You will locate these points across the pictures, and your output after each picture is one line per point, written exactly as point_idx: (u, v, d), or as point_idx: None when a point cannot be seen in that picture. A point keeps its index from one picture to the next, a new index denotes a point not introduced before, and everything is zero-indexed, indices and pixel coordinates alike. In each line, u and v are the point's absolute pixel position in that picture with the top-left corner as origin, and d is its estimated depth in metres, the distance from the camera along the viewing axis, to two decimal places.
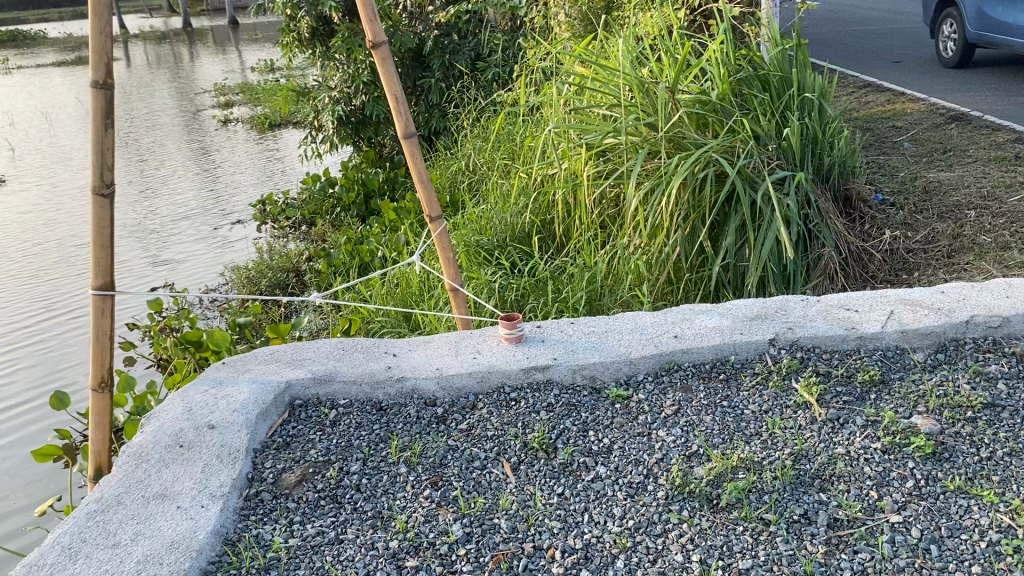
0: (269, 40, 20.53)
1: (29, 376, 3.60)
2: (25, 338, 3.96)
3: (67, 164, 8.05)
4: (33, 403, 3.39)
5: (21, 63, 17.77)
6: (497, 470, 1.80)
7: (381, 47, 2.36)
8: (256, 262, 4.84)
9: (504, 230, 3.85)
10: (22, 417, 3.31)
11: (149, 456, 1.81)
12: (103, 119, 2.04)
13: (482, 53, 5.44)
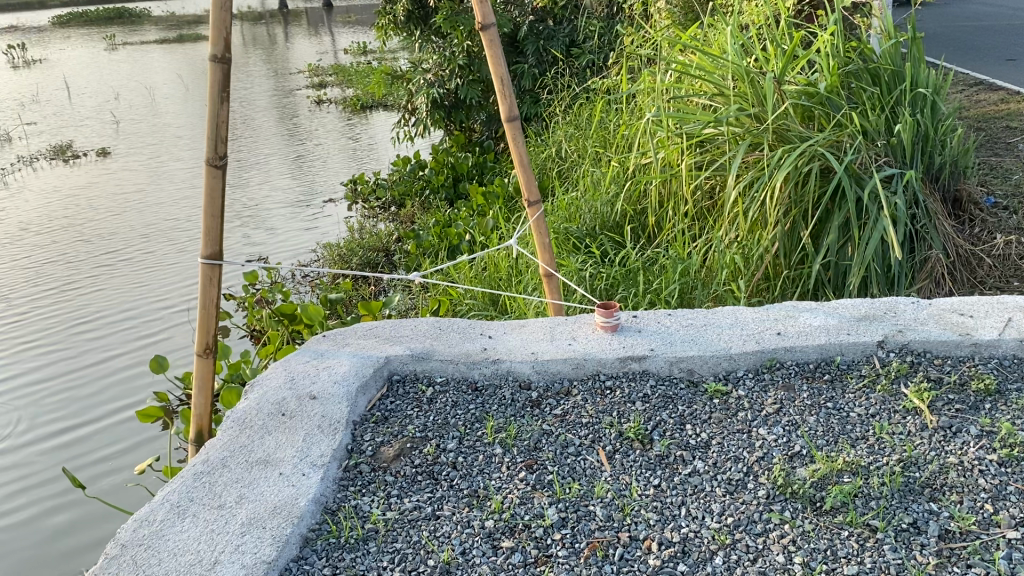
0: (364, 22, 20.86)
1: (133, 351, 3.76)
2: (132, 315, 4.14)
3: (168, 141, 8.36)
4: (136, 374, 3.55)
5: (127, 40, 18.50)
6: (592, 458, 1.79)
7: (490, 29, 2.35)
8: (348, 239, 4.94)
9: (594, 220, 3.81)
10: (126, 385, 3.47)
11: (253, 423, 1.86)
12: (219, 91, 2.08)
13: (577, 40, 5.39)
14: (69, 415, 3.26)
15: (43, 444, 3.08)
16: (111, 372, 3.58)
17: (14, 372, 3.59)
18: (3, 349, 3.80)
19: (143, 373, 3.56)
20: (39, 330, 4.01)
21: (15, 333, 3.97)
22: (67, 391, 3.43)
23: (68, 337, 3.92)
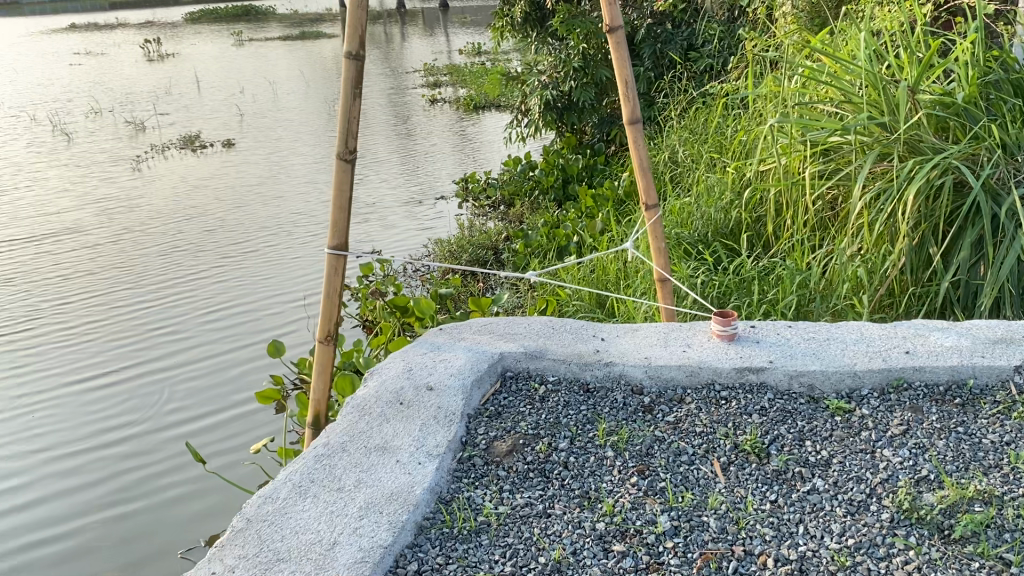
0: (479, 23, 21.13)
1: (253, 341, 3.92)
2: (253, 306, 4.32)
3: (289, 135, 8.68)
4: (255, 362, 3.70)
5: (253, 37, 19.32)
6: (706, 468, 1.76)
7: (617, 31, 2.34)
8: (458, 236, 5.02)
9: (708, 225, 3.74)
10: (245, 372, 3.62)
11: (371, 410, 1.91)
12: (353, 88, 2.15)
13: (696, 44, 5.32)
14: (192, 400, 3.42)
15: (168, 426, 3.24)
16: (232, 360, 3.74)
17: (144, 355, 3.80)
18: (137, 334, 4.03)
19: (262, 364, 3.71)
20: (168, 316, 4.23)
21: (147, 319, 4.20)
22: (191, 377, 3.60)
23: (194, 324, 4.12)
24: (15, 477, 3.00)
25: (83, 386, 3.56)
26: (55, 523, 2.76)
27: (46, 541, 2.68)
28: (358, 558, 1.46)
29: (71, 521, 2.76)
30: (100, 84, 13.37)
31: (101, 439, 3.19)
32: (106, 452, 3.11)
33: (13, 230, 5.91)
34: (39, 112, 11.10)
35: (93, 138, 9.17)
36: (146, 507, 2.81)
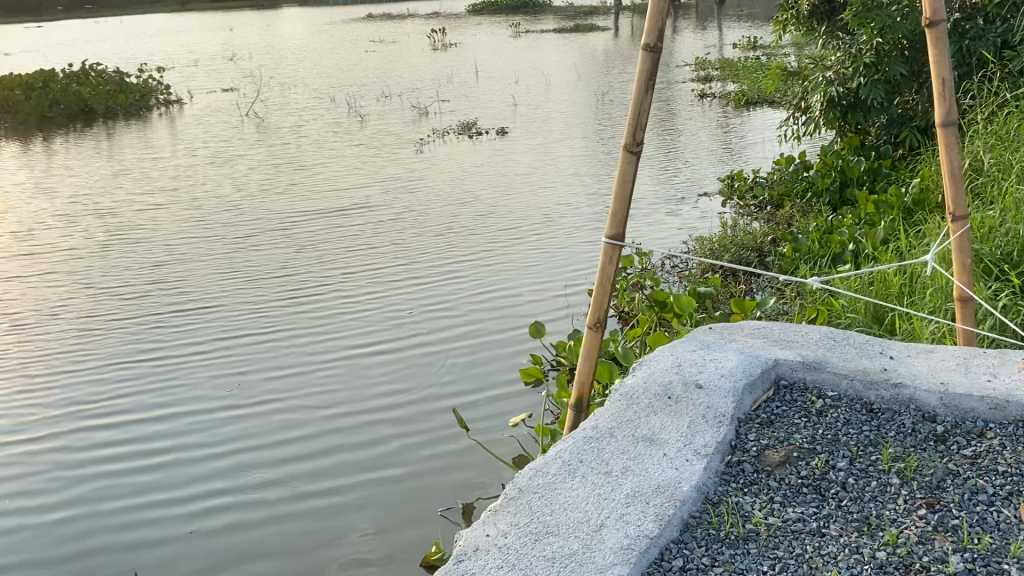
0: (756, 17, 20.43)
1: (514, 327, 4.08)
2: (515, 293, 4.50)
3: (558, 125, 8.92)
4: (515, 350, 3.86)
5: (529, 28, 20.05)
6: (1008, 512, 1.59)
7: (939, 25, 2.16)
8: (722, 235, 4.90)
9: (1014, 245, 3.36)
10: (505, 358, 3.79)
11: (640, 400, 1.92)
12: (647, 81, 2.16)
13: (1012, 40, 4.80)
14: (457, 378, 3.65)
15: (435, 399, 3.48)
16: (494, 344, 3.93)
17: (416, 331, 4.09)
18: (411, 310, 4.35)
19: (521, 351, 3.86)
20: (440, 294, 4.53)
21: (421, 296, 4.51)
22: (457, 355, 3.84)
23: (462, 305, 4.38)
24: (302, 425, 3.36)
25: (367, 350, 3.93)
26: (331, 472, 3.04)
27: (326, 484, 2.99)
28: (623, 546, 1.47)
29: (347, 473, 3.03)
30: (390, 71, 14.51)
31: (379, 401, 3.49)
32: (379, 413, 3.41)
33: (314, 203, 6.61)
34: (340, 94, 12.26)
35: (384, 120, 9.98)
36: (412, 468, 3.05)
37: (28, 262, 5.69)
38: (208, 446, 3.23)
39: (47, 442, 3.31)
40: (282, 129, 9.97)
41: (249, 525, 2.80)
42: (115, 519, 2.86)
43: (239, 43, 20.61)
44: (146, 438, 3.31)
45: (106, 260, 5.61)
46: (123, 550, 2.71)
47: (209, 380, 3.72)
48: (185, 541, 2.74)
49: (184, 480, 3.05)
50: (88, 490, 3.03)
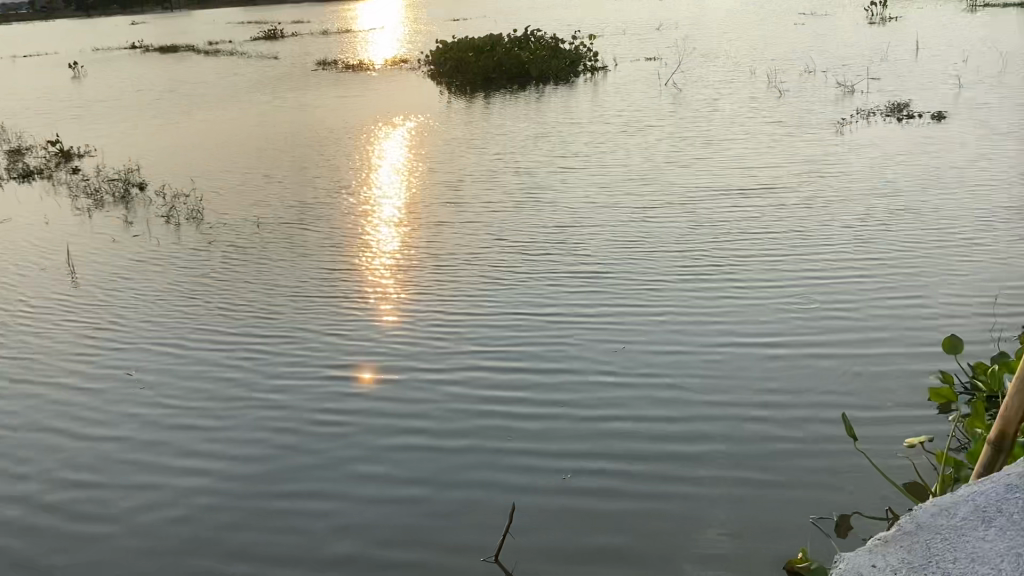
0: None
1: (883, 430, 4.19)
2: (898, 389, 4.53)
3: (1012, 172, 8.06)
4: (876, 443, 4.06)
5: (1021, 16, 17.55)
6: None
7: None
8: None
9: None
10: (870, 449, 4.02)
11: (983, 508, 2.29)
12: None
13: None
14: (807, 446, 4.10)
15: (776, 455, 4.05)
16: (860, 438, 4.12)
17: (781, 406, 4.48)
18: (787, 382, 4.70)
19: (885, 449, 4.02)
20: (821, 371, 4.79)
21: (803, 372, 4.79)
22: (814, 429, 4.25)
23: (840, 388, 4.60)
24: (660, 441, 4.22)
25: (733, 399, 4.54)
26: (669, 484, 3.90)
27: (660, 493, 3.84)
28: None
29: (672, 483, 3.91)
30: (840, 71, 13.91)
31: (722, 440, 4.21)
32: (721, 449, 4.13)
33: (722, 242, 6.97)
34: (779, 103, 12.21)
35: (816, 144, 9.85)
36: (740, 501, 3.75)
37: (460, 268, 6.99)
38: (581, 439, 4.30)
39: (474, 409, 4.63)
40: (684, 146, 10.54)
41: (593, 504, 3.82)
42: (530, 500, 3.88)
43: (660, 39, 21.60)
44: (539, 419, 4.49)
45: (519, 275, 6.69)
46: (509, 510, 3.81)
47: (595, 393, 4.72)
48: (545, 497, 3.90)
49: (561, 463, 4.12)
50: (515, 468, 4.10)
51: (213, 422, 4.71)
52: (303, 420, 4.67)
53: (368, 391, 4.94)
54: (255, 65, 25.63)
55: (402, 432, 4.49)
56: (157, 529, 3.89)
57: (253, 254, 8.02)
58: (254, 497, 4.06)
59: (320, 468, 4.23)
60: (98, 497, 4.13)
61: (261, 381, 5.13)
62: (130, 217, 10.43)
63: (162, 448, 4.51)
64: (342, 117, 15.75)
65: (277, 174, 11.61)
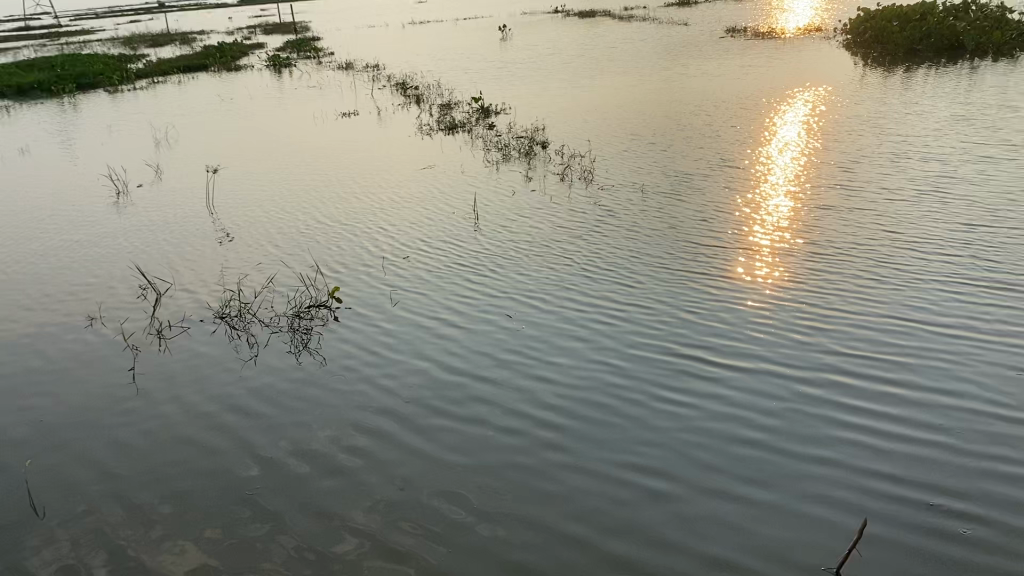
0: None
1: None
2: None
3: None
4: None
5: None
6: None
7: None
8: None
9: None
10: None
11: None
12: None
13: None
14: None
15: None
16: None
17: None
18: None
19: None
20: None
21: None
22: None
23: None
24: None
25: None
26: None
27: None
28: None
29: None
30: None
31: None
32: None
33: None
34: None
35: None
36: None
37: (843, 259, 6.58)
38: (943, 475, 3.82)
39: (824, 418, 4.34)
40: None
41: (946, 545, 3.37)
42: (891, 513, 3.58)
43: None
44: (896, 442, 4.08)
45: (909, 276, 6.11)
46: (843, 528, 3.51)
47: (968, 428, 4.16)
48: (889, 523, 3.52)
49: (914, 493, 3.70)
50: (859, 485, 3.79)
51: (576, 375, 5.02)
52: (659, 389, 4.76)
53: (725, 374, 4.89)
54: (664, 33, 26.22)
55: (755, 420, 4.38)
56: (514, 460, 4.24)
57: (636, 219, 8.30)
58: (587, 450, 4.26)
59: (669, 436, 4.30)
60: (472, 423, 4.62)
61: (623, 347, 5.33)
62: (531, 171, 11.38)
63: (529, 391, 4.90)
64: (742, 87, 15.51)
65: (669, 142, 11.85)
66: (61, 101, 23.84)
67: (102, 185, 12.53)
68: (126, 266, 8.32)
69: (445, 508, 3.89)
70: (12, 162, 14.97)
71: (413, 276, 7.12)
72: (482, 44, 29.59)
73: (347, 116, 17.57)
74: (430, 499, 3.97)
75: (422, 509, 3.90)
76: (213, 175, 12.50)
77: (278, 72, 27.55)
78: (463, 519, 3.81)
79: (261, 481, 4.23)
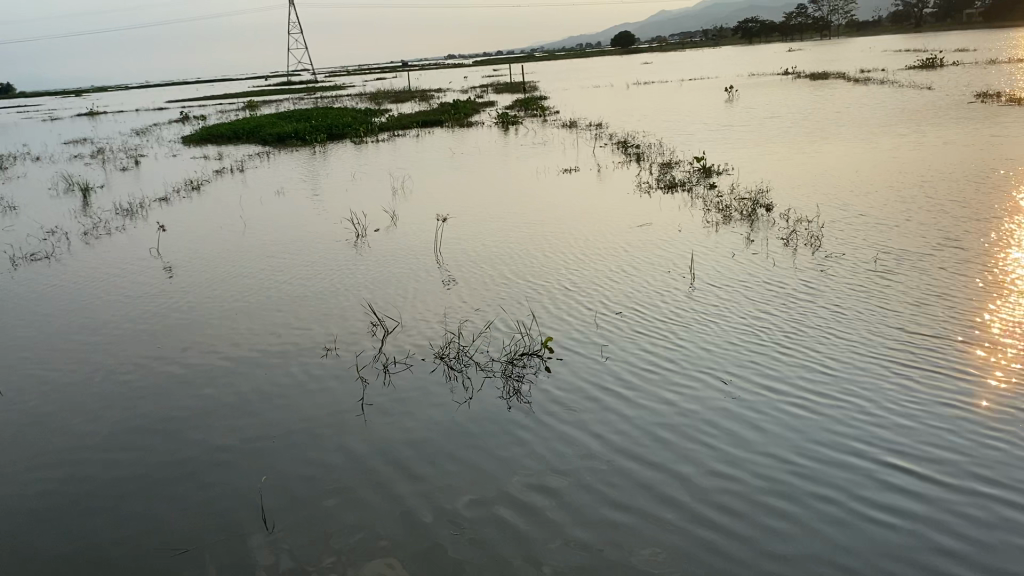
0: None
1: None
2: None
3: None
4: None
5: None
6: None
7: None
8: None
9: None
10: None
11: None
12: None
13: None
14: None
15: None
16: None
17: None
18: None
19: None
20: None
21: None
22: None
23: None
24: None
25: None
26: None
27: None
28: None
29: None
30: None
31: None
32: None
33: None
34: None
35: None
36: None
37: None
38: None
39: None
40: None
41: None
42: None
43: None
44: None
45: None
46: None
47: None
48: None
49: None
50: None
51: (784, 449, 4.91)
52: (875, 480, 4.49)
53: (951, 472, 4.52)
54: (905, 97, 24.89)
55: (979, 527, 4.06)
56: (713, 528, 4.22)
57: (861, 290, 7.90)
58: (791, 528, 4.16)
59: (881, 534, 4.04)
60: (671, 487, 4.61)
61: (838, 425, 5.14)
62: (752, 234, 11.17)
63: (731, 463, 4.82)
64: (993, 156, 14.36)
65: (902, 211, 11.24)
66: (315, 149, 26.36)
67: (343, 227, 13.78)
68: (360, 303, 9.08)
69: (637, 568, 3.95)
70: (272, 202, 16.75)
71: (624, 333, 7.23)
72: (707, 105, 29.54)
73: (569, 172, 18.14)
74: (621, 564, 3.98)
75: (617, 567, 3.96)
76: (441, 223, 13.36)
77: (508, 127, 28.92)
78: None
79: (461, 522, 4.43)
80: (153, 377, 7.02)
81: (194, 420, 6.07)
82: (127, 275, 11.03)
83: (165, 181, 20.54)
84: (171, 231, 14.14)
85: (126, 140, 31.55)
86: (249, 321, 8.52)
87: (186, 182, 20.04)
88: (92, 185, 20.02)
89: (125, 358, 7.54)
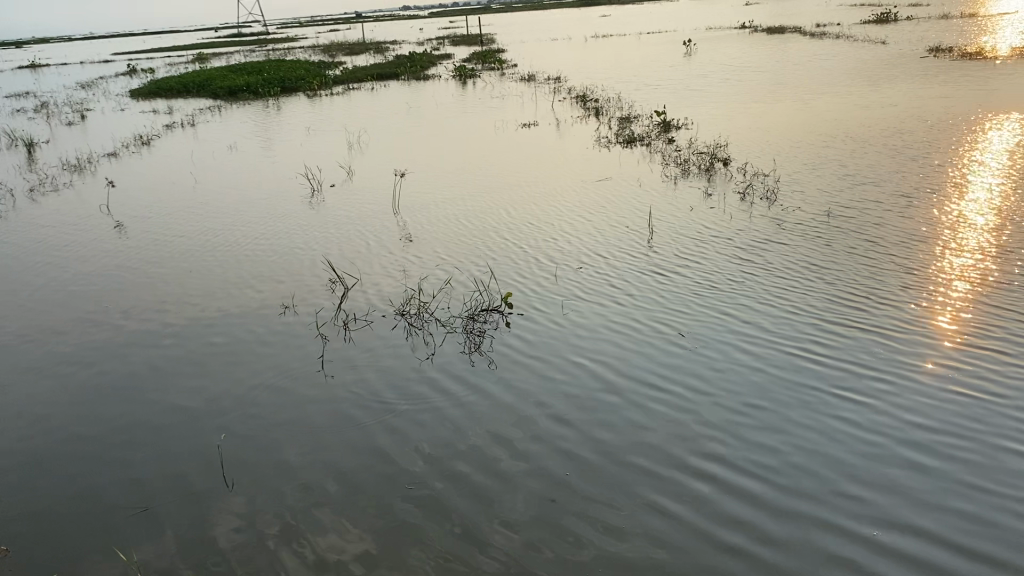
0: None
1: None
2: None
3: None
4: None
5: None
6: None
7: None
8: None
9: None
10: None
11: None
12: None
13: None
14: None
15: None
16: None
17: None
18: None
19: None
20: None
21: None
22: None
23: None
24: None
25: None
26: None
27: None
28: None
29: None
30: None
31: None
32: None
33: None
34: None
35: None
36: None
37: None
38: None
39: (991, 475, 4.19)
40: None
41: None
42: None
43: None
44: None
45: None
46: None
47: None
48: None
49: None
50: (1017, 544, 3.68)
51: (738, 401, 5.08)
52: (820, 431, 4.67)
53: (900, 427, 4.66)
54: (858, 52, 25.03)
55: (914, 467, 4.28)
56: (665, 475, 4.37)
57: (816, 249, 8.03)
58: (742, 472, 4.33)
59: (836, 485, 4.16)
60: (628, 438, 4.75)
61: (789, 378, 5.31)
62: (709, 189, 11.27)
63: (685, 414, 4.97)
64: (943, 113, 14.59)
65: (857, 166, 11.42)
66: (267, 103, 25.78)
67: (298, 182, 13.61)
68: (319, 260, 8.99)
69: (590, 514, 4.08)
70: (224, 158, 16.39)
71: (585, 289, 7.30)
72: (663, 59, 29.40)
73: (527, 126, 17.99)
74: (578, 514, 4.08)
75: (571, 512, 4.10)
76: (398, 178, 13.26)
77: (464, 81, 28.53)
78: (615, 539, 3.88)
79: (419, 475, 4.53)
80: (110, 338, 6.91)
81: (153, 382, 6.01)
82: (78, 233, 10.79)
83: (111, 136, 19.99)
84: (121, 187, 13.79)
85: (70, 94, 30.56)
86: (206, 280, 8.39)
87: (134, 136, 19.50)
88: (35, 140, 19.40)
89: (80, 320, 7.39)
